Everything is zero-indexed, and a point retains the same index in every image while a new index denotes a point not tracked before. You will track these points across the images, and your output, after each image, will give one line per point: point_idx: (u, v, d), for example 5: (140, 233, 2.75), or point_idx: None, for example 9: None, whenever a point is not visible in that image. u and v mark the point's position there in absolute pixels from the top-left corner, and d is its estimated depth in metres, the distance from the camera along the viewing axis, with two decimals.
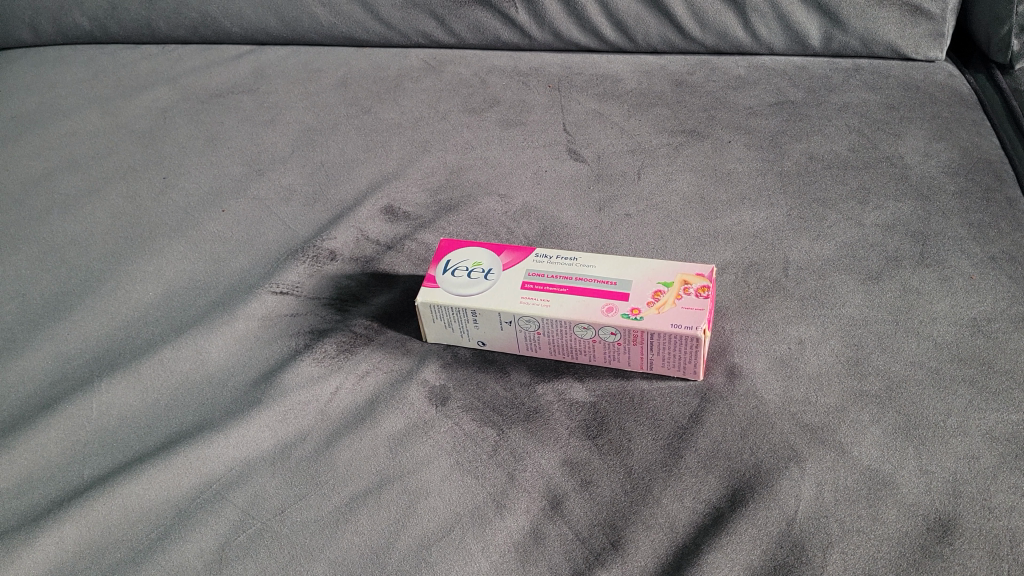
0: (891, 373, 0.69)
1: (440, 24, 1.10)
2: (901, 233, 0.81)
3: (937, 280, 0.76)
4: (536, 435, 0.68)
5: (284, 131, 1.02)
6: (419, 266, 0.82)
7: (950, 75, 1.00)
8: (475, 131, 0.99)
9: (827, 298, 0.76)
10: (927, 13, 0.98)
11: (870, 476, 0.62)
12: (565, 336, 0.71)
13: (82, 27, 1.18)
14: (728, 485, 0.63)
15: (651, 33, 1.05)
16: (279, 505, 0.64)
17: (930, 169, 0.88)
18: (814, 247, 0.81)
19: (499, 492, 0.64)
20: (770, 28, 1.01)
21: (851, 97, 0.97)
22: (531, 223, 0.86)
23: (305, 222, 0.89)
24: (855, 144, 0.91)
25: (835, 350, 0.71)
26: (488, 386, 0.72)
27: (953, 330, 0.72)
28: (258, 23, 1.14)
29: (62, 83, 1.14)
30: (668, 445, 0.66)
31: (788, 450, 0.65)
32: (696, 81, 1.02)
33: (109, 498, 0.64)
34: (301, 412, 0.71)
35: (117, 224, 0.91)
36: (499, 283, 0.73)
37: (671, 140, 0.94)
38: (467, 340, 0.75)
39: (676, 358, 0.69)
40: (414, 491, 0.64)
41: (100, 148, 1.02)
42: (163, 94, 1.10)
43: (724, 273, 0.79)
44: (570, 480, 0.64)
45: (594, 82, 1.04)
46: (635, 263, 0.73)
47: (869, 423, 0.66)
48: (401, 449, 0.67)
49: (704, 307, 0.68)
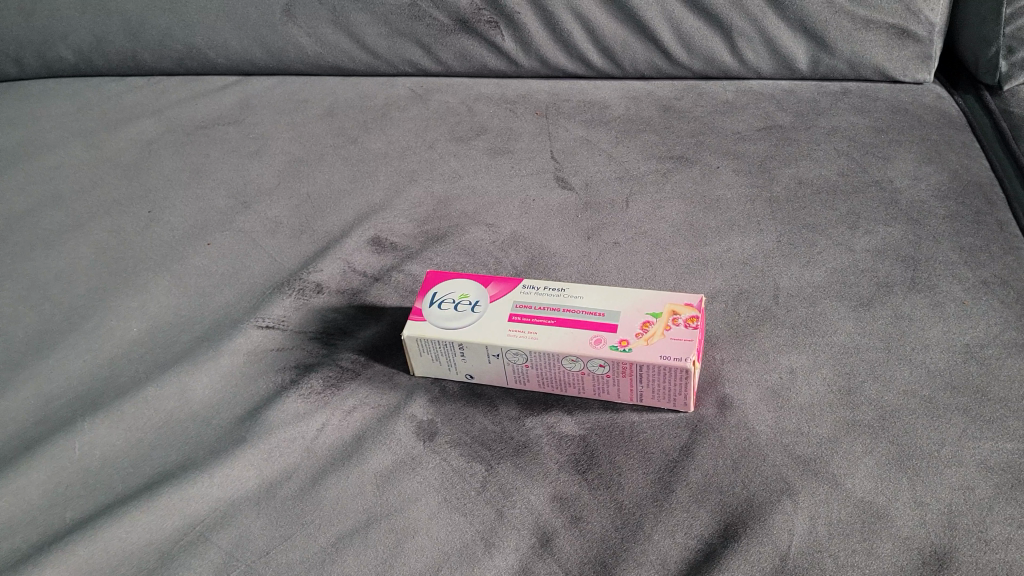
0: (883, 404, 0.69)
1: (427, 52, 1.09)
2: (892, 258, 0.80)
3: (929, 305, 0.76)
4: (525, 470, 0.67)
5: (270, 162, 1.02)
6: (406, 298, 0.82)
7: (938, 97, 0.99)
8: (463, 160, 0.98)
9: (819, 326, 0.75)
10: (914, 35, 0.97)
11: (864, 508, 0.62)
12: (554, 369, 0.70)
13: (67, 60, 1.18)
14: (721, 521, 0.63)
15: (638, 59, 1.04)
16: (264, 547, 0.63)
17: (920, 193, 0.87)
18: (803, 274, 0.80)
19: (487, 531, 0.63)
20: (757, 52, 1.01)
21: (840, 120, 0.97)
22: (518, 253, 0.85)
23: (291, 255, 0.89)
24: (844, 168, 0.91)
25: (826, 378, 0.71)
26: (476, 420, 0.71)
27: (945, 357, 0.71)
28: (244, 54, 1.13)
29: (47, 117, 1.13)
30: (658, 479, 0.65)
31: (780, 483, 0.64)
32: (683, 106, 1.02)
33: (90, 542, 0.63)
34: (287, 450, 0.69)
35: (102, 259, 0.91)
36: (486, 316, 0.72)
37: (659, 166, 0.94)
38: (455, 373, 0.74)
39: (666, 389, 0.68)
40: (401, 529, 0.64)
41: (85, 182, 1.02)
42: (149, 127, 1.10)
43: (714, 302, 0.78)
44: (559, 517, 0.64)
45: (582, 109, 1.04)
46: (623, 294, 0.72)
47: (862, 454, 0.65)
48: (388, 486, 0.67)
49: (693, 338, 0.67)
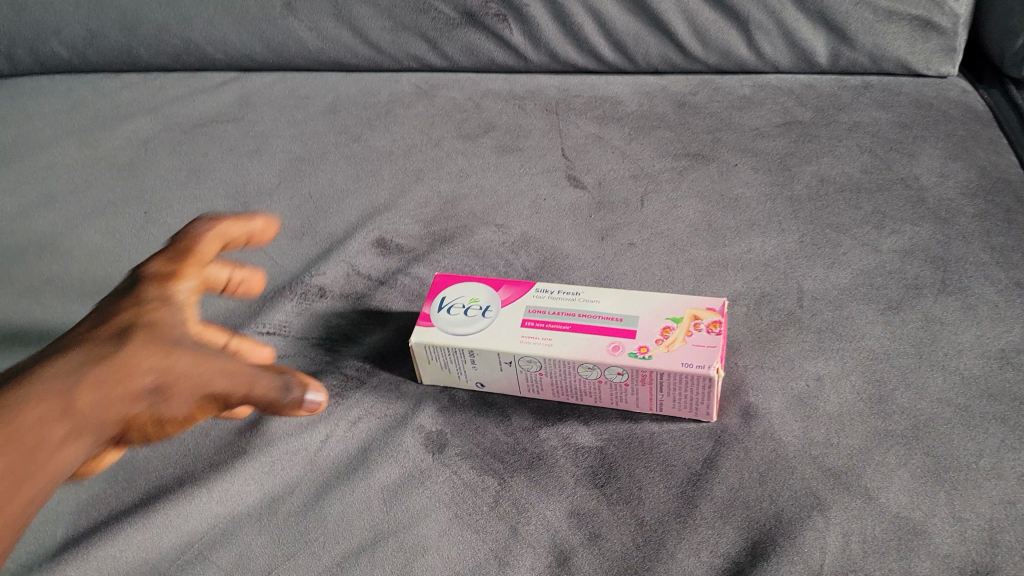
0: (917, 413, 0.65)
1: (432, 47, 1.06)
2: (920, 259, 0.77)
3: (960, 308, 0.72)
4: (540, 484, 0.64)
5: (270, 161, 0.98)
6: (413, 302, 0.78)
7: (964, 91, 0.95)
8: (470, 159, 0.95)
9: (846, 330, 0.72)
10: (938, 27, 0.94)
11: (900, 524, 0.59)
12: (569, 377, 0.67)
13: (60, 56, 1.14)
14: (748, 538, 0.59)
15: (650, 53, 1.01)
16: (266, 566, 0.60)
17: (947, 191, 0.83)
18: (828, 276, 0.76)
19: (501, 549, 0.60)
20: (775, 46, 0.97)
21: (861, 116, 0.93)
22: (530, 255, 0.81)
23: (293, 257, 0.85)
24: (867, 165, 0.87)
25: (855, 386, 0.67)
26: (488, 431, 0.68)
27: (980, 363, 0.68)
28: (243, 50, 1.10)
29: (40, 115, 1.10)
30: (681, 494, 0.62)
31: (810, 498, 0.61)
32: (698, 101, 0.98)
33: (82, 561, 0.61)
34: (290, 463, 0.66)
35: (96, 263, 0.87)
36: (497, 322, 0.69)
37: (675, 164, 0.90)
38: (465, 381, 0.70)
39: (687, 399, 0.65)
40: (410, 547, 0.60)
41: (79, 182, 0.98)
42: (144, 125, 1.07)
43: (735, 305, 0.75)
44: (576, 534, 0.60)
45: (593, 105, 1.00)
46: (642, 298, 0.69)
47: (895, 466, 0.62)
48: (396, 502, 0.63)
49: (717, 344, 0.64)
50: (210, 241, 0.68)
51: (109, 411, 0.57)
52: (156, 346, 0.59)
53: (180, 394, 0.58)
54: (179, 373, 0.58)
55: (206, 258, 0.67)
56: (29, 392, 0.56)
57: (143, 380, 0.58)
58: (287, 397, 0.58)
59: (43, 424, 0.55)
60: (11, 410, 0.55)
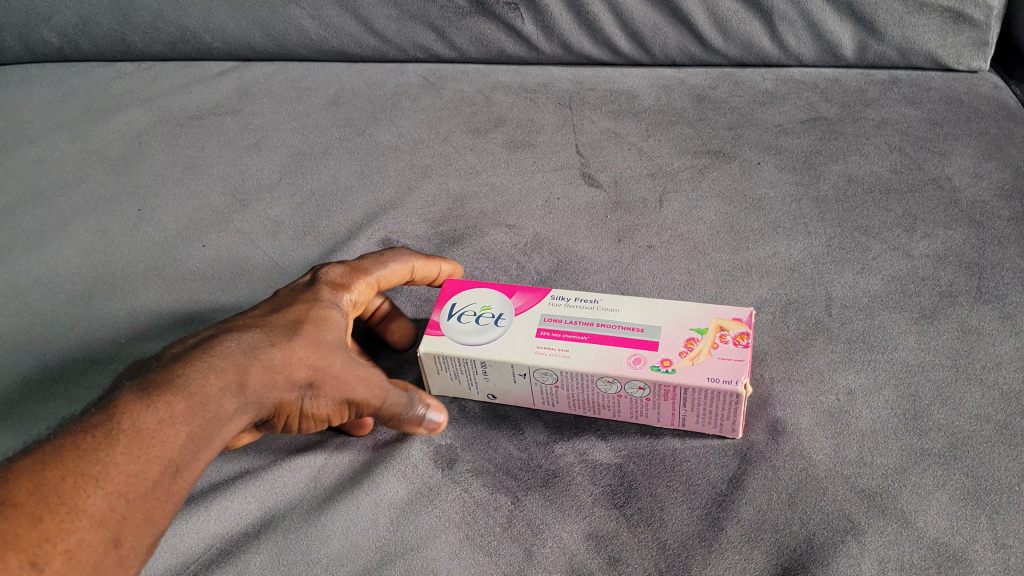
0: (955, 430, 0.62)
1: (440, 37, 1.02)
2: (955, 264, 0.73)
3: (998, 318, 0.69)
4: (556, 503, 0.60)
5: (270, 156, 0.94)
6: (420, 308, 0.74)
7: (995, 87, 0.91)
8: (480, 154, 0.91)
9: (878, 341, 0.68)
10: (970, 19, 0.89)
11: (939, 551, 0.55)
12: (586, 390, 0.63)
13: (51, 44, 1.10)
14: (777, 565, 0.56)
15: (668, 44, 0.97)
16: None
17: (981, 192, 0.79)
18: (857, 282, 0.73)
19: (515, 574, 0.56)
20: (799, 37, 0.93)
21: (890, 112, 0.89)
22: (544, 258, 0.78)
23: (295, 257, 0.81)
24: (896, 164, 0.83)
25: (889, 401, 0.64)
26: (500, 445, 0.64)
27: (1021, 377, 0.64)
28: (242, 38, 1.06)
29: (30, 106, 1.06)
30: (706, 515, 0.59)
31: (843, 521, 0.57)
32: (718, 95, 0.94)
33: None
34: (292, 479, 0.63)
35: (87, 262, 0.83)
36: (511, 331, 0.65)
37: (694, 162, 0.86)
38: (475, 393, 0.67)
39: (712, 415, 0.61)
40: (418, 570, 0.57)
41: (70, 177, 0.94)
42: (138, 116, 1.02)
43: (760, 313, 0.71)
44: (595, 558, 0.57)
45: (608, 99, 0.96)
46: (664, 306, 0.65)
47: (934, 488, 0.58)
48: (403, 521, 0.60)
49: (744, 358, 0.60)
50: (396, 272, 0.68)
51: (269, 398, 0.58)
52: (320, 343, 0.59)
53: (328, 395, 0.59)
54: (334, 375, 0.59)
55: (382, 282, 0.68)
56: (203, 363, 0.56)
57: (301, 375, 0.58)
58: (411, 414, 0.61)
59: (213, 397, 0.55)
60: (188, 379, 0.55)
